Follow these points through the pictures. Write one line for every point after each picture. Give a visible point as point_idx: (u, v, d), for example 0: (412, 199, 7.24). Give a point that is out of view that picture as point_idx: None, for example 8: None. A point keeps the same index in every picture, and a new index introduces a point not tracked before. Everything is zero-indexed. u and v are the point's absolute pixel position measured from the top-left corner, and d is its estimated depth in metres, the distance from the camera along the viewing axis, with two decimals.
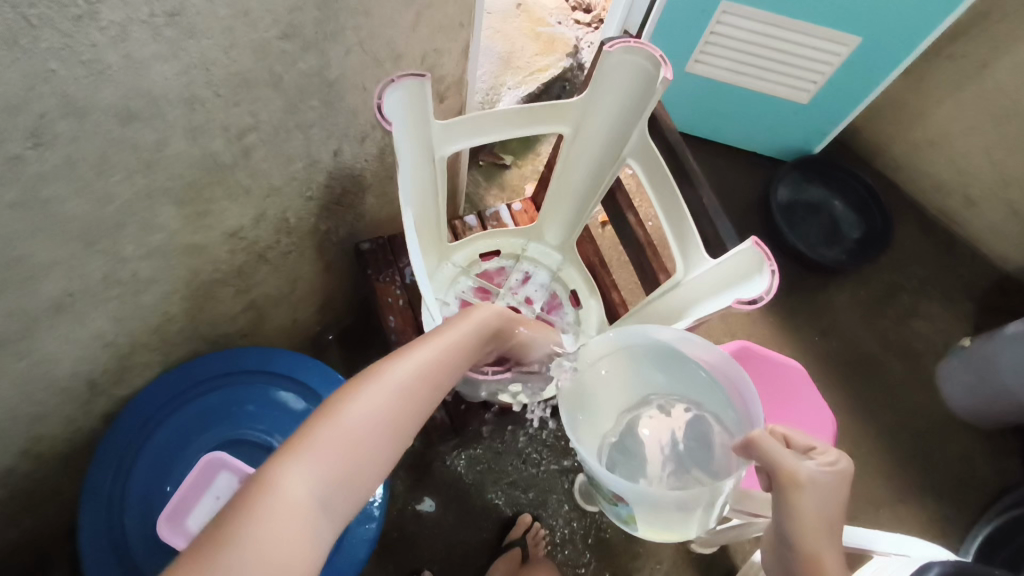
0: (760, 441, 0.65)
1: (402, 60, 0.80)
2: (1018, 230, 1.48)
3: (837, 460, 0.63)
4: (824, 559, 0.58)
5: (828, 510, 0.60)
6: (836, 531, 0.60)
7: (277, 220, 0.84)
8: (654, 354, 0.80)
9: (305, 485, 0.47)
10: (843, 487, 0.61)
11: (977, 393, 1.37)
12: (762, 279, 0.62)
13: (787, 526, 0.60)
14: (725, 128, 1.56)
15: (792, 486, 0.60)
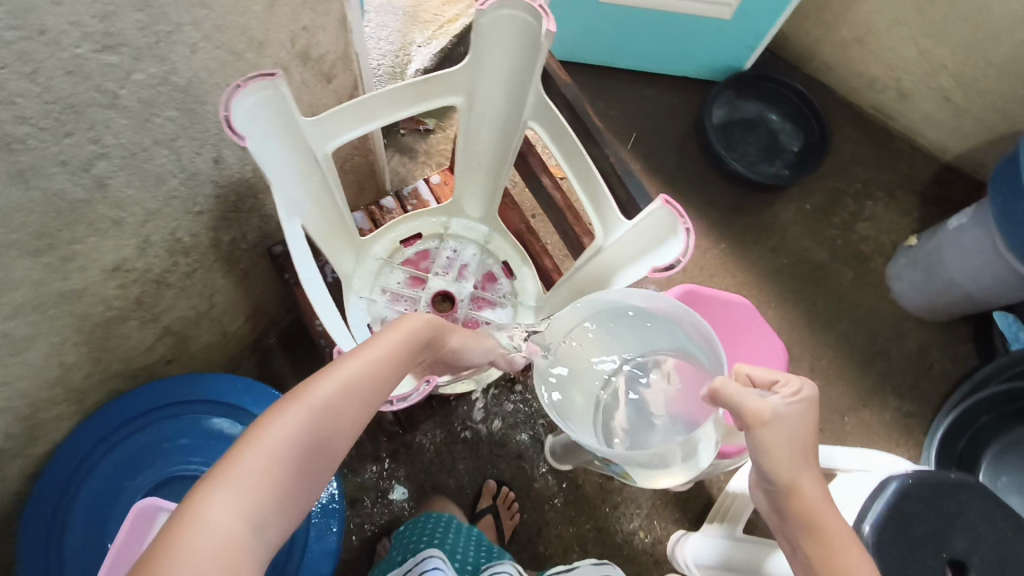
0: (724, 391, 0.57)
1: (266, 47, 0.72)
2: (952, 118, 1.46)
3: (799, 387, 0.60)
4: (802, 489, 0.58)
5: (799, 440, 0.58)
6: (811, 455, 0.59)
7: (167, 243, 0.78)
8: (617, 318, 0.74)
9: (237, 513, 0.40)
10: (810, 413, 0.59)
11: (926, 289, 1.38)
12: (679, 239, 0.59)
13: (762, 465, 0.58)
14: (650, 55, 1.48)
15: (764, 429, 0.57)
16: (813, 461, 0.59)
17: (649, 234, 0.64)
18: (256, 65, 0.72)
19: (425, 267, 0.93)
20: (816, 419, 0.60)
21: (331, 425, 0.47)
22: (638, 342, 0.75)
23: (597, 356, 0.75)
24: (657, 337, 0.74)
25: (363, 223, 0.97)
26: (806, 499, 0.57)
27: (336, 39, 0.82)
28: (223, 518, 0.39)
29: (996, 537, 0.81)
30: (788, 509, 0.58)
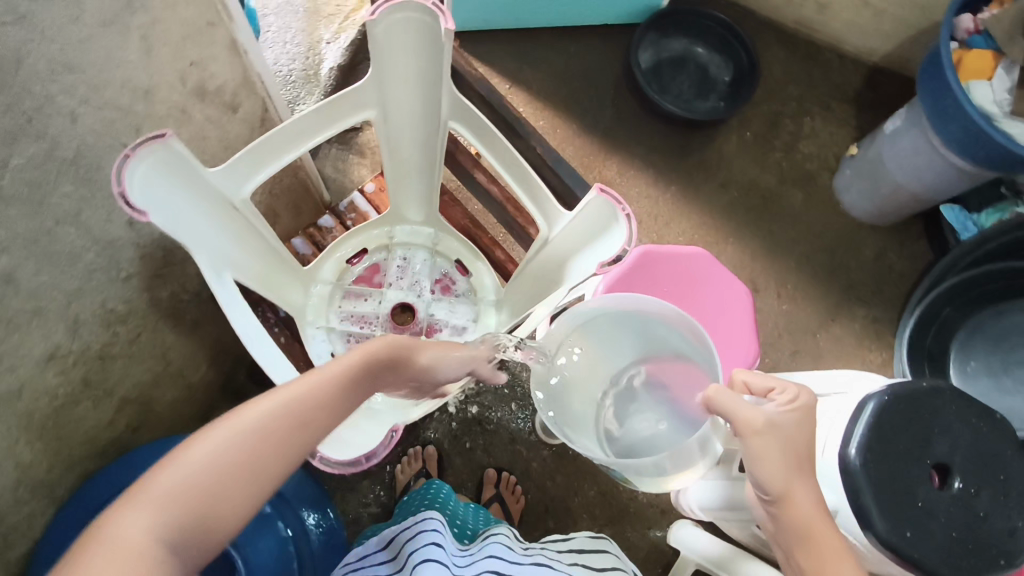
0: (719, 398, 0.60)
1: (156, 93, 0.67)
2: (873, 20, 1.45)
3: (798, 396, 0.61)
4: (797, 498, 0.58)
5: (792, 450, 0.59)
6: (807, 467, 0.59)
7: (100, 316, 0.74)
8: (616, 322, 0.72)
9: (145, 532, 0.41)
10: (805, 422, 0.60)
11: (874, 196, 1.40)
12: (620, 226, 0.59)
13: (755, 473, 0.58)
14: (566, 10, 1.43)
15: (757, 436, 0.58)
16: (809, 472, 0.59)
17: (592, 223, 0.64)
18: (150, 116, 0.68)
19: (377, 282, 0.91)
20: (811, 429, 0.61)
21: (268, 439, 0.47)
22: (636, 344, 0.73)
23: (595, 362, 0.74)
24: (657, 338, 0.72)
25: (305, 247, 0.96)
26: (800, 508, 0.57)
27: (231, 66, 0.77)
28: (133, 533, 0.41)
29: (972, 435, 0.84)
30: (782, 519, 0.58)
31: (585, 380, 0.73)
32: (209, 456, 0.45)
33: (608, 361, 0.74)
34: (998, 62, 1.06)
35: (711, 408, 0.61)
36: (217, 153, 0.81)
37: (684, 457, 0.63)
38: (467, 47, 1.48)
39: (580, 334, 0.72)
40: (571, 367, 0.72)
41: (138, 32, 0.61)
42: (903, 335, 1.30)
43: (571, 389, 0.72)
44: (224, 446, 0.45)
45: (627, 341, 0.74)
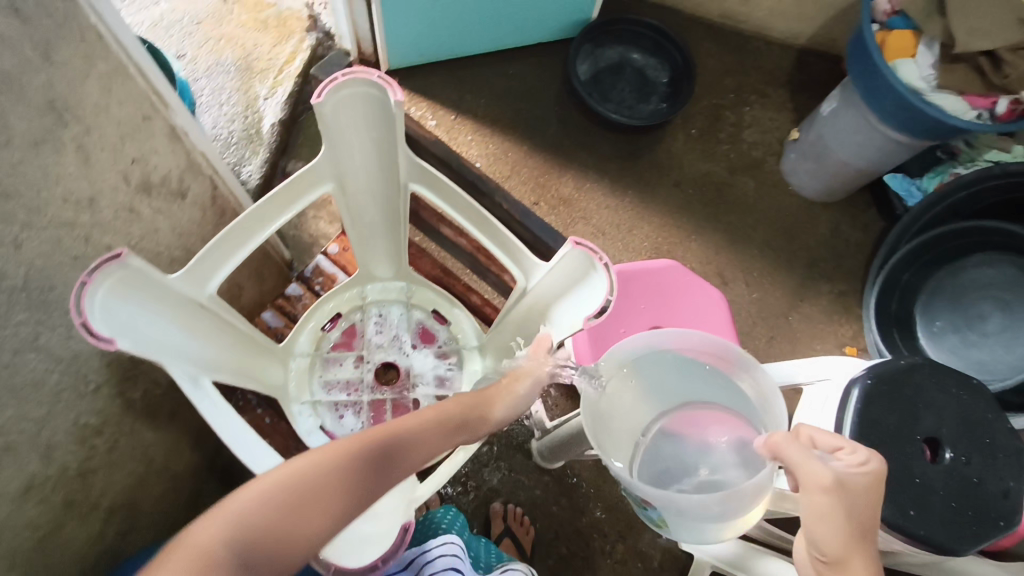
0: (786, 449, 0.59)
1: (101, 199, 0.64)
2: (792, 5, 1.50)
3: (873, 462, 0.58)
4: (855, 565, 0.53)
5: (855, 515, 0.55)
6: (870, 535, 0.55)
7: (74, 434, 0.70)
8: (671, 365, 0.74)
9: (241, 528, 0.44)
10: (874, 487, 0.57)
11: (820, 176, 1.43)
12: (600, 274, 0.62)
13: (811, 532, 0.55)
14: (497, 33, 1.43)
15: (821, 492, 0.55)
16: (871, 543, 0.55)
17: (569, 275, 0.67)
18: (98, 223, 0.65)
19: (357, 345, 0.89)
20: (880, 498, 0.57)
21: (354, 464, 0.51)
22: (682, 391, 0.75)
23: (636, 403, 0.75)
24: (706, 388, 0.74)
25: (276, 320, 0.94)
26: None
27: (172, 154, 0.74)
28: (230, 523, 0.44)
29: (955, 404, 0.86)
30: None
31: (624, 417, 0.75)
32: (292, 475, 0.48)
33: (650, 404, 0.76)
34: (918, 39, 1.10)
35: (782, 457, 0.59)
36: (170, 243, 0.78)
37: (735, 503, 0.61)
38: (404, 82, 1.46)
39: (633, 370, 0.74)
40: (615, 401, 0.74)
41: (73, 143, 0.58)
42: (869, 302, 1.32)
43: (612, 423, 0.74)
44: (318, 463, 0.49)
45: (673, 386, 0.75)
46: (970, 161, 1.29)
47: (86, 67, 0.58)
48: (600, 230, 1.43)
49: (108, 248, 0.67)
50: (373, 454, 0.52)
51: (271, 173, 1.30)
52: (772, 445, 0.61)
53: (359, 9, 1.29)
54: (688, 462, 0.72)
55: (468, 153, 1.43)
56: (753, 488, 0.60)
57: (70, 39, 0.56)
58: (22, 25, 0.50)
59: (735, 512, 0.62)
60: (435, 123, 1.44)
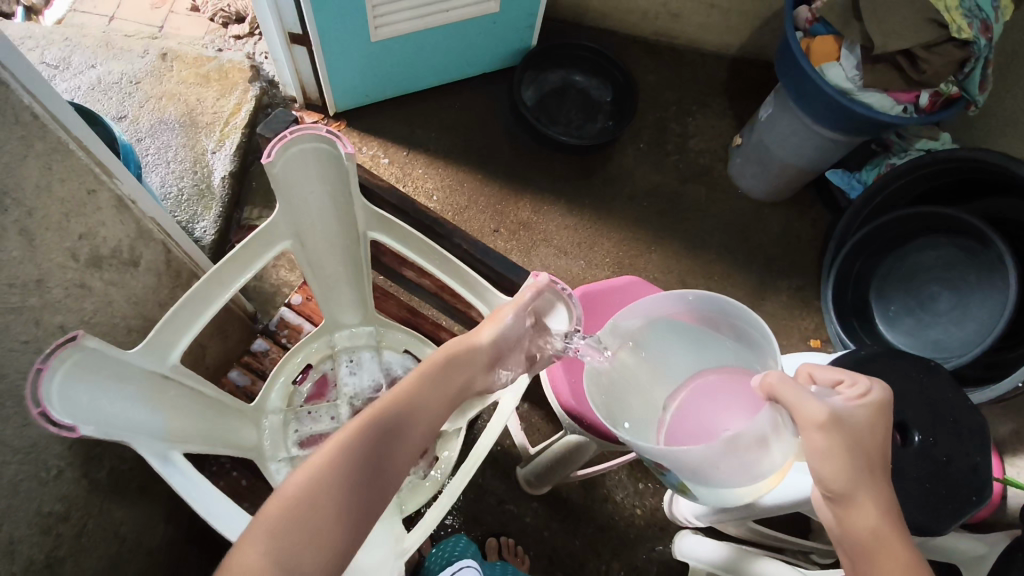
0: (781, 389, 0.57)
1: (48, 280, 0.62)
2: (721, 18, 1.56)
3: (868, 389, 0.57)
4: (864, 499, 0.53)
5: (858, 449, 0.55)
6: (877, 469, 0.55)
7: (37, 523, 0.67)
8: (678, 333, 0.71)
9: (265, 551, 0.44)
10: (878, 416, 0.56)
11: (766, 178, 1.48)
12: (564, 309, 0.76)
13: (816, 470, 0.55)
14: (440, 69, 1.46)
15: (820, 431, 0.54)
16: (880, 475, 0.55)
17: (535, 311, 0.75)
18: (48, 304, 0.63)
19: (330, 394, 0.87)
20: (883, 425, 0.57)
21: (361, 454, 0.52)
22: (698, 357, 0.71)
23: (654, 377, 0.72)
24: (722, 350, 0.70)
25: (244, 378, 0.91)
26: (867, 514, 0.53)
27: (122, 225, 0.72)
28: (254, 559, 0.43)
29: (918, 389, 0.90)
30: (846, 524, 0.53)
31: (647, 393, 0.71)
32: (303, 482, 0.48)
33: (669, 377, 0.72)
34: (840, 44, 1.16)
35: (780, 403, 0.57)
36: (127, 313, 0.77)
37: (744, 456, 0.57)
38: (353, 123, 1.46)
39: (641, 340, 0.71)
40: (630, 375, 0.70)
41: (15, 227, 0.57)
42: (827, 295, 1.38)
43: (630, 395, 0.70)
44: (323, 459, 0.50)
45: (684, 356, 0.72)
46: (902, 151, 1.34)
47: (24, 150, 0.57)
48: (562, 249, 1.44)
49: (61, 327, 0.66)
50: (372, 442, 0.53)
51: (226, 226, 1.27)
52: (767, 389, 0.59)
53: (301, 56, 1.31)
54: (716, 424, 0.66)
55: (424, 187, 1.43)
56: (759, 434, 0.57)
57: (5, 123, 0.54)
58: None
59: (755, 466, 0.58)
60: (388, 160, 1.44)
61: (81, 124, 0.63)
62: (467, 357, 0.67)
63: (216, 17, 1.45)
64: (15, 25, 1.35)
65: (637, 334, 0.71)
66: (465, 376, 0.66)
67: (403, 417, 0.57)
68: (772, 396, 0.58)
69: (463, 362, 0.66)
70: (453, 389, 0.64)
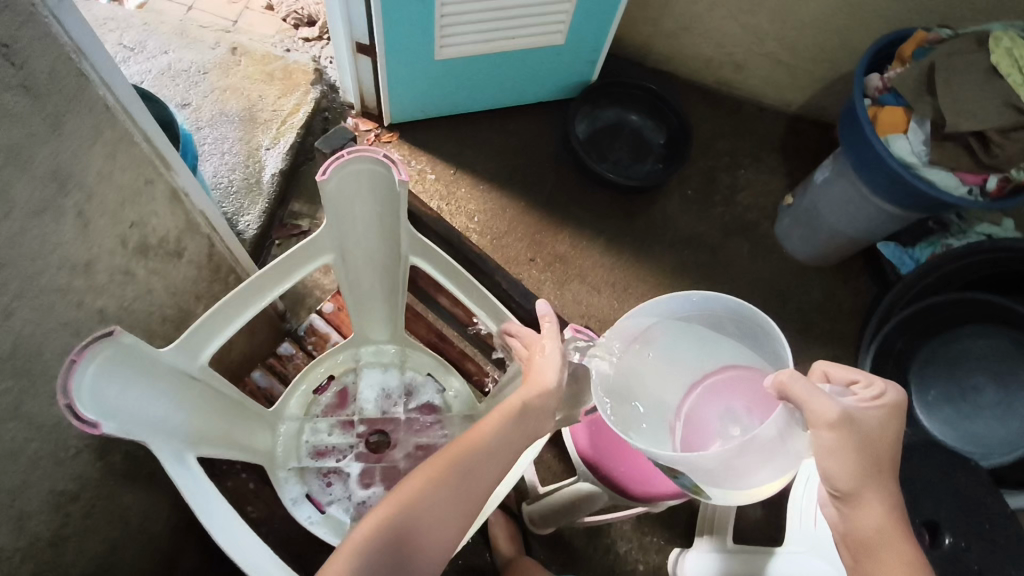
0: (792, 386, 0.54)
1: (96, 265, 0.63)
2: (787, 76, 1.54)
3: (882, 392, 0.56)
4: (870, 500, 0.54)
5: (870, 450, 0.54)
6: (885, 469, 0.55)
7: (48, 501, 0.67)
8: (682, 335, 0.68)
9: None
10: (890, 418, 0.56)
11: (814, 241, 1.44)
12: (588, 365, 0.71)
13: (826, 469, 0.54)
14: (499, 92, 1.46)
15: (831, 431, 0.52)
16: (890, 477, 0.55)
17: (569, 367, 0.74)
18: (92, 287, 0.63)
19: (349, 407, 0.87)
20: (896, 430, 0.56)
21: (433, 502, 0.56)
22: (704, 353, 0.68)
23: (660, 378, 0.69)
24: (728, 347, 0.67)
25: (266, 379, 0.91)
26: (874, 515, 0.54)
27: (173, 216, 0.73)
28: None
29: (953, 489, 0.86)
30: (852, 524, 0.55)
31: (652, 392, 0.69)
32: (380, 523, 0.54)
33: (675, 378, 0.69)
34: (909, 117, 1.13)
35: (790, 401, 0.54)
36: (164, 302, 0.77)
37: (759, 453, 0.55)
38: (405, 136, 1.47)
39: (646, 342, 0.68)
40: (634, 376, 0.69)
41: (73, 210, 0.57)
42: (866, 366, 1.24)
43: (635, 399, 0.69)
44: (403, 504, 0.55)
45: (689, 356, 0.69)
46: (961, 232, 1.30)
47: (95, 138, 0.57)
48: (596, 287, 1.42)
49: (100, 311, 0.66)
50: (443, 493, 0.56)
51: (268, 223, 1.29)
52: (780, 386, 0.56)
53: (365, 67, 1.33)
54: (727, 423, 0.64)
55: (466, 208, 1.43)
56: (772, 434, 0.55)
57: (80, 112, 0.54)
58: (32, 101, 0.49)
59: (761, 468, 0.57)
60: (434, 177, 1.45)
61: (148, 116, 0.63)
62: (537, 398, 0.63)
63: (288, 18, 1.49)
64: (99, 5, 1.41)
65: (642, 335, 0.68)
66: (534, 427, 0.62)
67: (473, 472, 0.58)
68: (784, 392, 0.55)
69: (536, 409, 0.62)
70: (526, 436, 0.61)
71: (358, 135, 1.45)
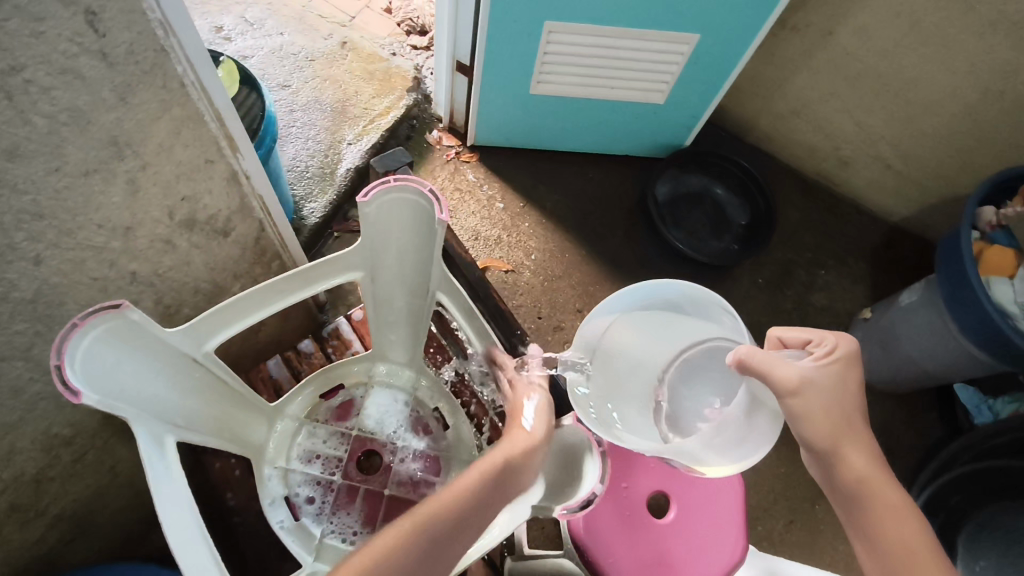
0: (751, 359, 0.56)
1: (137, 230, 0.64)
2: (894, 183, 1.44)
3: (831, 348, 0.60)
4: (847, 452, 0.57)
5: (836, 403, 0.57)
6: (854, 417, 0.58)
7: (40, 441, 0.69)
8: (643, 323, 0.69)
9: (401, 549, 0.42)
10: (845, 370, 0.59)
11: (883, 364, 1.32)
12: (593, 459, 0.71)
13: (804, 431, 0.57)
14: (587, 136, 1.44)
15: (793, 395, 0.56)
16: (858, 422, 0.58)
17: (566, 450, 0.74)
18: (128, 250, 0.64)
19: (350, 420, 0.85)
20: (854, 377, 0.59)
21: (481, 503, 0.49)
22: (674, 334, 0.69)
23: (631, 368, 0.69)
24: (691, 324, 0.68)
25: (278, 370, 0.91)
26: (855, 463, 0.57)
27: (227, 197, 0.73)
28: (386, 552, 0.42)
29: None
30: (838, 479, 0.58)
31: (627, 379, 0.70)
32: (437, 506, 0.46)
33: (645, 363, 0.69)
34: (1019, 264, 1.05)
35: (750, 374, 0.57)
36: (200, 275, 0.78)
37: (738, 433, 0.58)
38: (484, 159, 1.47)
39: (613, 340, 0.69)
40: (610, 371, 0.69)
41: (125, 176, 0.58)
42: None
43: (617, 392, 0.70)
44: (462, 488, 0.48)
45: (654, 338, 0.69)
46: None
47: (160, 111, 0.57)
48: None
49: (132, 273, 0.67)
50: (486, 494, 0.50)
51: (332, 214, 1.31)
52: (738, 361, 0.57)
53: (461, 85, 1.34)
54: (705, 398, 0.65)
55: (525, 243, 1.41)
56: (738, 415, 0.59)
57: (152, 85, 0.55)
58: (107, 69, 0.50)
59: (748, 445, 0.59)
60: (503, 207, 1.43)
61: (223, 99, 0.64)
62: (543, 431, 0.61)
63: (402, 24, 1.53)
64: None
65: (606, 334, 0.69)
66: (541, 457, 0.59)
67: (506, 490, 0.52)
68: (740, 368, 0.57)
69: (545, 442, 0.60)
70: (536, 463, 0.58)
71: (439, 149, 1.46)
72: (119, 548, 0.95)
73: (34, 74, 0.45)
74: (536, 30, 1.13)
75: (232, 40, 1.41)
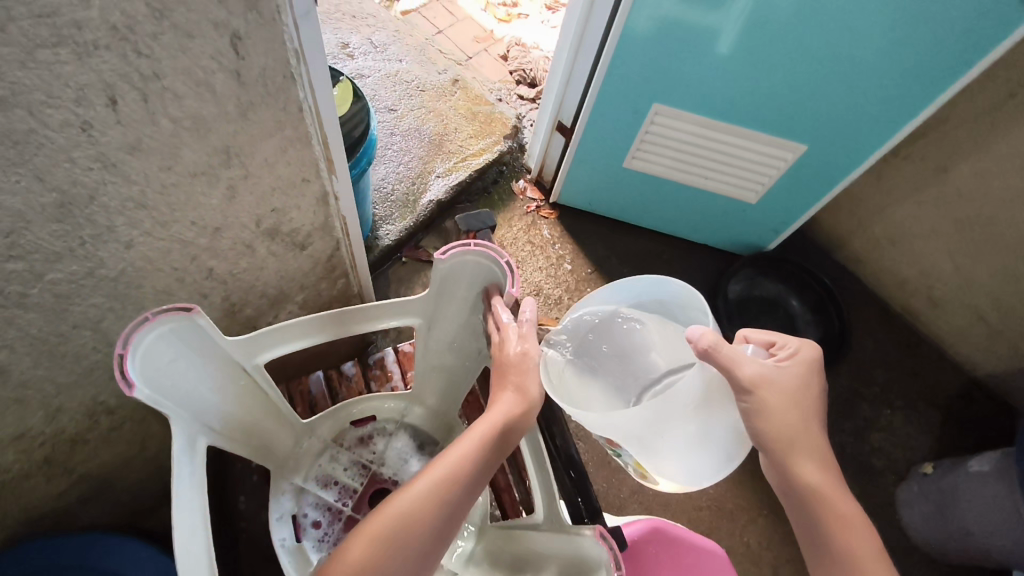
0: (716, 349, 0.59)
1: (224, 232, 0.66)
2: (985, 337, 1.35)
3: (794, 351, 0.65)
4: (802, 455, 0.60)
5: (794, 404, 0.61)
6: (811, 419, 0.61)
7: (86, 406, 0.71)
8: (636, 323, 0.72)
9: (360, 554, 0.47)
10: (805, 374, 0.63)
11: (935, 526, 1.20)
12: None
13: (761, 428, 0.60)
14: (669, 219, 1.43)
15: (752, 390, 0.59)
16: (816, 429, 0.62)
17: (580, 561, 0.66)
18: (211, 249, 0.67)
19: (373, 454, 0.85)
20: (814, 382, 0.64)
21: (436, 507, 0.50)
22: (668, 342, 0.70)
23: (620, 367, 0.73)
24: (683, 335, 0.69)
25: (318, 387, 0.92)
26: (809, 472, 0.60)
27: (314, 215, 0.76)
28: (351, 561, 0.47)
29: None
30: (793, 485, 0.60)
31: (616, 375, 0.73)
32: (395, 519, 0.48)
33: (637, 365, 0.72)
34: None
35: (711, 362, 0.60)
36: (270, 281, 0.81)
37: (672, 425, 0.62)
38: (563, 218, 1.47)
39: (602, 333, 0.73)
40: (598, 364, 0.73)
41: (226, 182, 0.61)
42: None
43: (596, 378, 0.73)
44: (416, 499, 0.49)
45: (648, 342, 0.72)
46: None
47: (273, 131, 0.60)
48: None
49: (209, 269, 0.70)
50: (447, 497, 0.50)
51: (405, 239, 1.33)
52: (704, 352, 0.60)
53: (557, 143, 1.36)
54: None
55: None
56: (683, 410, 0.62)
57: (273, 106, 0.57)
58: (238, 87, 0.53)
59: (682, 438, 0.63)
60: (570, 268, 1.42)
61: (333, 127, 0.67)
62: (516, 400, 0.57)
63: (515, 74, 1.59)
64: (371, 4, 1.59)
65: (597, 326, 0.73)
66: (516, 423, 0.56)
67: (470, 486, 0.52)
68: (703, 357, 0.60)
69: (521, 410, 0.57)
70: (510, 440, 0.56)
71: (521, 199, 1.47)
72: (127, 518, 0.97)
73: (173, 83, 0.48)
74: (643, 108, 1.13)
75: (354, 57, 1.48)
